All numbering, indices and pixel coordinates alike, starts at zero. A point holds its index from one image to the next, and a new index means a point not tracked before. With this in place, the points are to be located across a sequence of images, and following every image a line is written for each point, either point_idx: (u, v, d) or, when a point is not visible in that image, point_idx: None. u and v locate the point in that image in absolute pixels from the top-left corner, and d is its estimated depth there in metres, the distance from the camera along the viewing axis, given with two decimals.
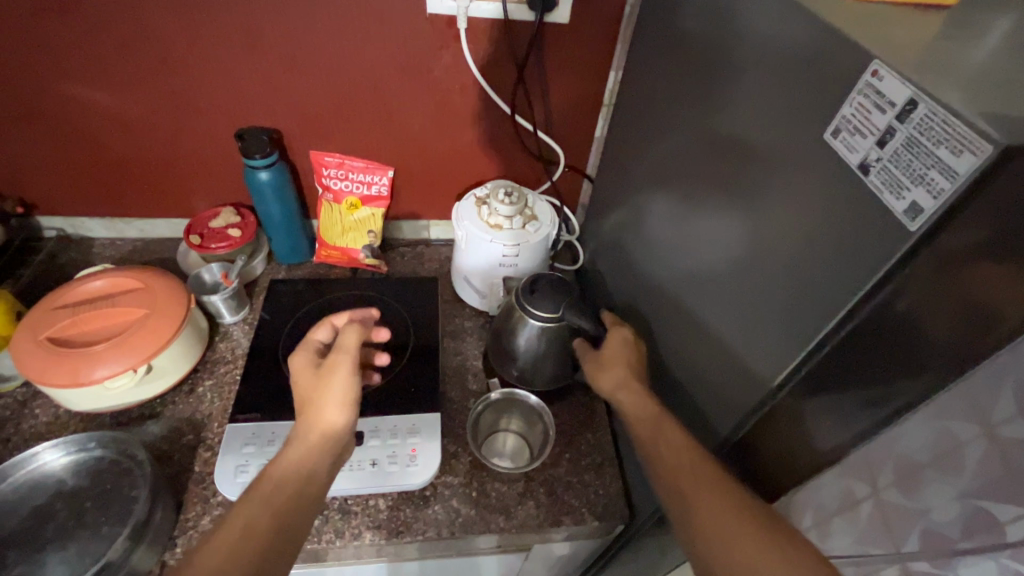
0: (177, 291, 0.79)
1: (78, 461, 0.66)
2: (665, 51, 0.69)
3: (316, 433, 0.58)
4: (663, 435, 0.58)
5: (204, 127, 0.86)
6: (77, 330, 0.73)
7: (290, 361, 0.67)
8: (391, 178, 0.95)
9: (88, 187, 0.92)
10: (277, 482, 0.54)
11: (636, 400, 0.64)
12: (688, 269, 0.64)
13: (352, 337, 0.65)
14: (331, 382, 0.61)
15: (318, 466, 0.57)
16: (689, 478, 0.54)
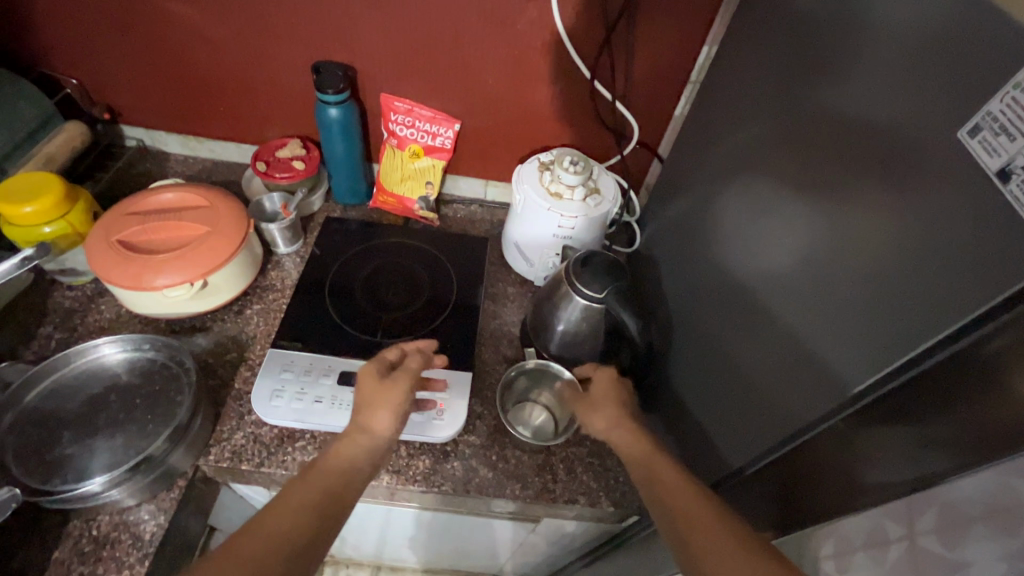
0: (239, 214, 0.81)
1: (134, 360, 0.70)
2: (771, 25, 0.62)
3: (362, 441, 0.59)
4: (656, 465, 0.57)
5: (282, 55, 0.87)
6: (145, 237, 0.76)
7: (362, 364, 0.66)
8: (457, 132, 0.94)
9: (170, 102, 0.95)
10: (313, 485, 0.53)
11: (627, 444, 0.62)
12: (759, 268, 0.59)
13: (417, 360, 0.67)
14: (390, 396, 0.63)
15: (353, 478, 0.56)
16: (686, 507, 0.51)
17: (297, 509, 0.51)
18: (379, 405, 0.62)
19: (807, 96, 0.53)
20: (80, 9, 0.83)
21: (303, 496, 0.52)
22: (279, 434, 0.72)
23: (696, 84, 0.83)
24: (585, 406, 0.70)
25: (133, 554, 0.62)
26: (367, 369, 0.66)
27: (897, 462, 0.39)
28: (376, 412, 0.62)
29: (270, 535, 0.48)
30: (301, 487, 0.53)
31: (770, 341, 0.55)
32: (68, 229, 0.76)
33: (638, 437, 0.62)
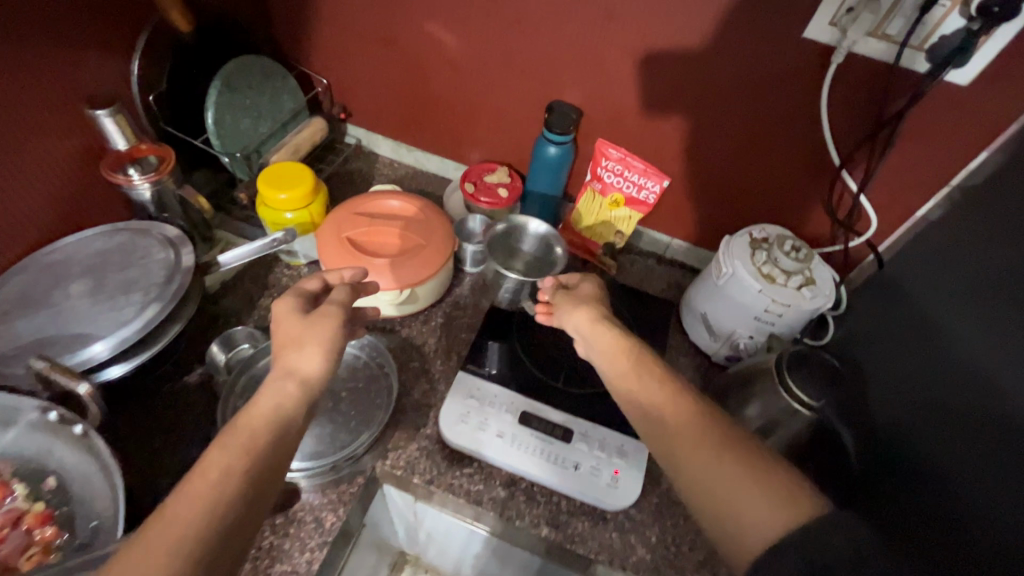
0: (448, 233, 0.85)
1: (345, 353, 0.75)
2: None
3: (289, 384, 0.55)
4: (651, 376, 0.60)
5: (513, 88, 0.90)
6: (367, 239, 0.82)
7: (274, 302, 0.61)
8: (664, 189, 0.89)
9: (397, 112, 1.03)
10: (255, 429, 0.51)
11: (616, 355, 0.64)
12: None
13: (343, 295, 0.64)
14: (311, 334, 0.58)
15: (288, 420, 0.53)
16: (680, 424, 0.55)
17: (242, 455, 0.48)
18: (302, 345, 0.58)
19: None
20: (354, 24, 0.92)
21: (247, 437, 0.50)
22: (450, 456, 0.73)
23: (954, 188, 0.74)
24: (565, 299, 0.73)
25: (316, 539, 0.66)
26: (283, 305, 0.61)
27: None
28: (299, 350, 0.57)
29: (219, 489, 0.45)
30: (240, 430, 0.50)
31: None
32: (306, 217, 0.84)
33: (624, 336, 0.65)
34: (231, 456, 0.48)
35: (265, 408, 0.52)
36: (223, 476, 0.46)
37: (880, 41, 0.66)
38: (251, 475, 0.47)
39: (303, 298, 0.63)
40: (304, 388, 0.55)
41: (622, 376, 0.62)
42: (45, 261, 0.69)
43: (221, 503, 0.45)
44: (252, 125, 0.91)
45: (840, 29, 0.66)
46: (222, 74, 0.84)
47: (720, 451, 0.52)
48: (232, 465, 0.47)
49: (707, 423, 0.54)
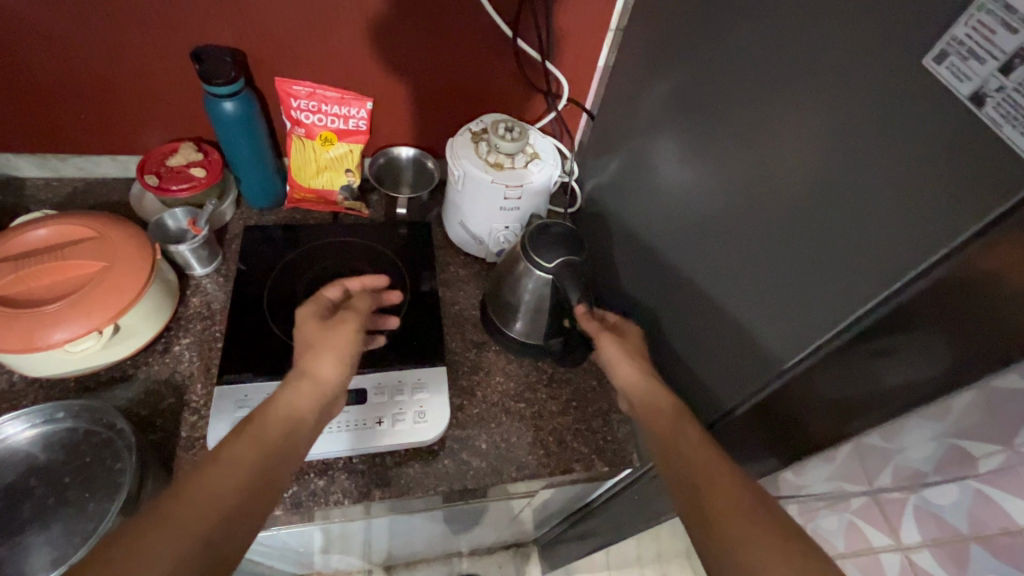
0: (137, 235, 0.69)
1: (48, 433, 0.59)
2: None
3: (309, 383, 0.58)
4: (670, 422, 0.58)
5: (149, 44, 0.74)
6: (26, 288, 0.64)
7: (298, 311, 0.66)
8: (370, 111, 0.83)
9: (14, 118, 0.78)
10: (268, 421, 0.53)
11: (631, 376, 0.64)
12: (715, 203, 0.60)
13: (362, 307, 0.69)
14: (336, 343, 0.62)
15: (307, 418, 0.55)
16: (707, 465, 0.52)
17: (257, 440, 0.50)
18: (319, 350, 0.61)
19: (734, 32, 0.54)
20: None
21: (266, 427, 0.52)
22: None
23: (618, 31, 0.81)
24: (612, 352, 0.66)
25: None
26: (306, 310, 0.66)
27: (947, 341, 0.39)
28: (315, 354, 0.61)
29: (229, 468, 0.47)
30: (257, 421, 0.53)
31: (751, 251, 0.56)
32: None
33: (663, 388, 0.63)
34: (251, 438, 0.50)
35: (281, 405, 0.55)
36: (237, 457, 0.48)
37: None
38: (267, 460, 0.49)
39: (326, 306, 0.68)
40: (322, 387, 0.59)
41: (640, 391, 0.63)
42: None
43: (231, 483, 0.46)
44: None
45: None
46: None
47: (728, 503, 0.48)
48: (242, 451, 0.49)
49: (729, 473, 0.51)
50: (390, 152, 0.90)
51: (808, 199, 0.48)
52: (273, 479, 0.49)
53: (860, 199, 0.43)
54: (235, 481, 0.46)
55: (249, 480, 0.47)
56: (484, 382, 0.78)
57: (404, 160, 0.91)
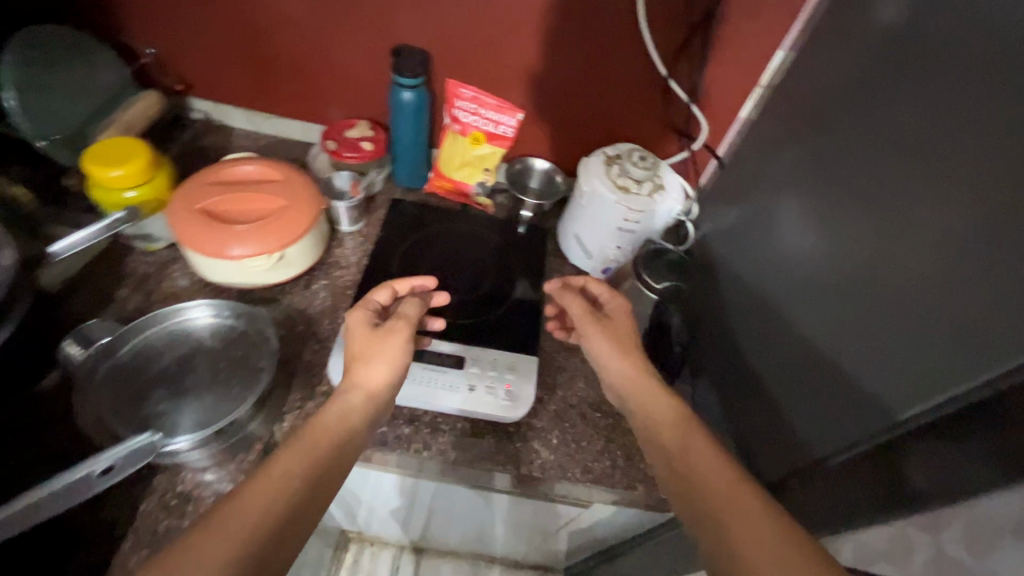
0: (314, 190, 0.83)
1: (219, 326, 0.72)
2: (847, 35, 0.64)
3: (357, 396, 0.62)
4: (671, 437, 0.59)
5: (360, 36, 0.89)
6: (226, 208, 0.79)
7: (349, 316, 0.69)
8: (519, 122, 0.93)
9: (243, 78, 0.97)
10: (320, 434, 0.57)
11: (626, 375, 0.66)
12: (832, 258, 0.61)
13: (411, 310, 0.69)
14: (377, 350, 0.65)
15: (355, 432, 0.60)
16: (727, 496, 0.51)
17: (309, 453, 0.55)
18: (368, 360, 0.64)
19: (878, 98, 0.56)
20: None
21: (318, 442, 0.57)
22: None
23: (763, 88, 0.84)
24: (597, 333, 0.70)
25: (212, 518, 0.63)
26: (357, 317, 0.69)
27: (996, 456, 0.37)
28: (365, 363, 0.64)
29: (281, 480, 0.52)
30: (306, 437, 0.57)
31: (861, 312, 0.55)
32: (150, 195, 0.78)
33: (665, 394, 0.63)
34: (298, 454, 0.55)
35: (332, 421, 0.59)
36: (289, 469, 0.53)
37: None
38: (315, 472, 0.54)
39: (376, 310, 0.71)
40: (372, 403, 0.63)
41: (637, 386, 0.65)
42: None
43: (283, 493, 0.51)
44: (66, 100, 0.81)
45: None
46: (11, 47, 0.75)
47: (733, 526, 0.49)
48: (294, 463, 0.53)
49: (733, 491, 0.51)
50: (527, 160, 1.00)
51: (924, 264, 0.48)
52: (319, 488, 0.53)
53: (977, 271, 0.42)
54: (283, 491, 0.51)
55: (299, 492, 0.52)
56: (566, 384, 0.83)
57: (536, 170, 1.00)
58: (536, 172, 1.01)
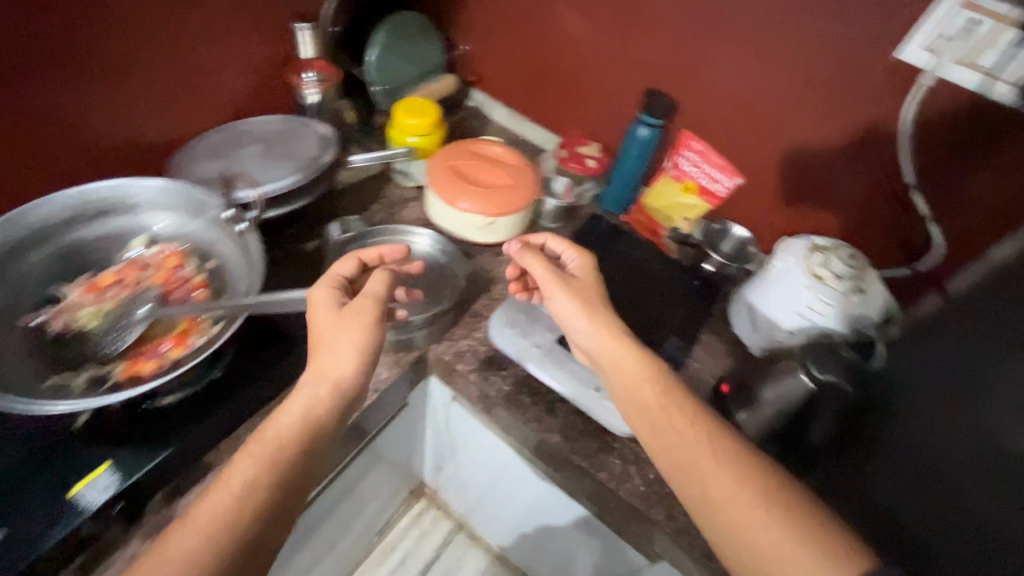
0: (535, 184, 0.99)
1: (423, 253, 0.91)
2: None
3: (325, 387, 0.62)
4: (666, 410, 0.63)
5: (625, 74, 1.03)
6: (469, 171, 0.98)
7: (312, 291, 0.68)
8: (735, 186, 0.99)
9: (517, 84, 1.18)
10: (278, 436, 0.59)
11: (614, 349, 0.69)
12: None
13: (378, 285, 0.67)
14: (336, 335, 0.64)
15: (316, 428, 0.61)
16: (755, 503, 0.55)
17: (269, 457, 0.58)
18: (331, 347, 0.64)
19: None
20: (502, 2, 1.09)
21: (276, 447, 0.58)
22: (489, 359, 0.87)
23: None
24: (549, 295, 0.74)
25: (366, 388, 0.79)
26: (322, 295, 0.68)
27: None
28: (331, 351, 0.64)
29: (235, 497, 0.54)
30: (266, 440, 0.59)
31: None
32: (423, 145, 1.01)
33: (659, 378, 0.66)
34: (251, 459, 0.57)
35: (292, 419, 0.61)
36: (250, 480, 0.55)
37: (969, 71, 0.72)
38: (275, 479, 0.57)
39: (339, 286, 0.70)
40: (342, 389, 0.63)
41: (623, 356, 0.69)
42: (238, 130, 0.92)
43: (244, 506, 0.54)
44: (401, 65, 1.09)
45: (934, 56, 0.74)
46: (390, 20, 1.04)
47: (758, 501, 0.55)
48: (251, 477, 0.56)
49: (741, 455, 0.58)
50: (727, 225, 1.03)
51: None
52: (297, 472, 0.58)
53: None
54: (252, 496, 0.55)
55: (266, 499, 0.55)
56: None
57: (733, 236, 1.02)
58: (731, 237, 1.03)
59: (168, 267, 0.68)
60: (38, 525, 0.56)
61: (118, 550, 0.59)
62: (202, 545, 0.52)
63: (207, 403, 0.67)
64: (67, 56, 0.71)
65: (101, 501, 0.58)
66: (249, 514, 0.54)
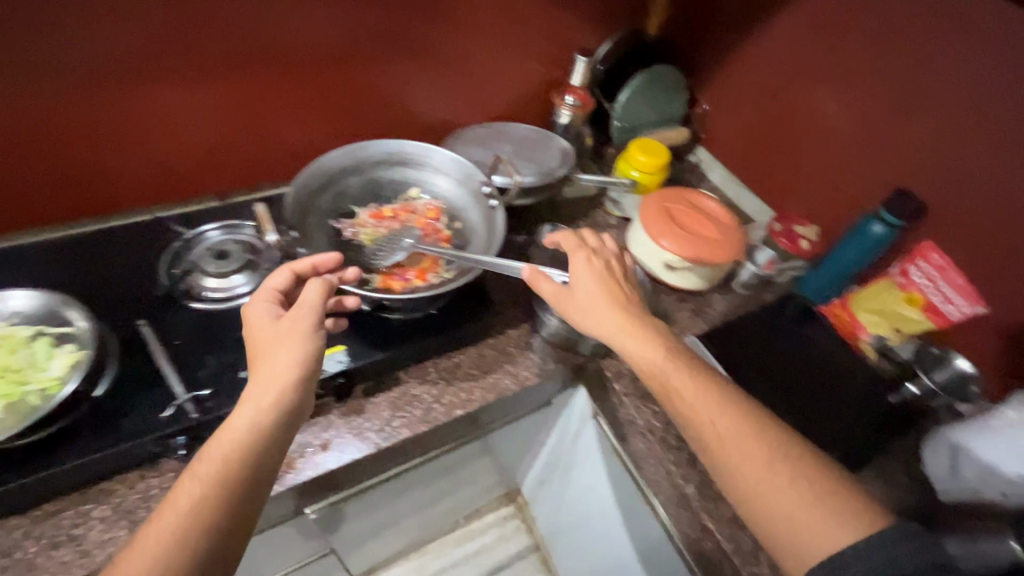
0: (740, 247, 1.00)
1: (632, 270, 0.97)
2: None
3: (269, 398, 0.57)
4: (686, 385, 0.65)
5: (873, 168, 0.99)
6: (679, 217, 1.02)
7: (246, 311, 0.63)
8: (974, 314, 0.87)
9: (748, 152, 1.20)
10: (225, 456, 0.53)
11: (642, 342, 0.69)
12: None
13: (314, 295, 0.63)
14: (278, 345, 0.59)
15: (269, 446, 0.55)
16: (752, 468, 0.58)
17: (216, 476, 0.52)
18: (274, 356, 0.59)
19: None
20: (759, 72, 1.12)
21: (222, 460, 0.53)
22: (645, 392, 0.89)
23: None
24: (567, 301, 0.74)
25: (532, 371, 0.88)
26: (258, 313, 0.63)
27: None
28: (271, 359, 0.59)
29: (182, 516, 0.50)
30: (212, 458, 0.53)
31: None
32: (642, 181, 1.09)
33: (661, 350, 0.68)
34: (206, 466, 0.52)
35: (236, 435, 0.55)
36: (201, 500, 0.51)
37: None
38: (228, 497, 0.52)
39: (275, 300, 0.65)
40: (280, 408, 0.57)
41: (664, 360, 0.67)
42: (498, 128, 1.10)
43: (193, 529, 0.49)
44: (646, 111, 1.18)
45: None
46: (650, 68, 1.13)
47: (761, 452, 0.59)
48: (208, 496, 0.51)
49: (756, 425, 0.61)
50: (949, 353, 0.90)
51: None
52: (259, 480, 0.54)
53: None
54: (211, 500, 0.51)
55: (235, 514, 0.52)
56: None
57: (952, 367, 0.89)
58: (949, 367, 0.89)
59: (427, 217, 0.82)
60: None
61: (323, 414, 0.76)
62: (146, 555, 0.47)
63: (420, 331, 0.79)
64: (408, 48, 0.94)
65: (336, 370, 0.72)
66: (211, 531, 0.50)
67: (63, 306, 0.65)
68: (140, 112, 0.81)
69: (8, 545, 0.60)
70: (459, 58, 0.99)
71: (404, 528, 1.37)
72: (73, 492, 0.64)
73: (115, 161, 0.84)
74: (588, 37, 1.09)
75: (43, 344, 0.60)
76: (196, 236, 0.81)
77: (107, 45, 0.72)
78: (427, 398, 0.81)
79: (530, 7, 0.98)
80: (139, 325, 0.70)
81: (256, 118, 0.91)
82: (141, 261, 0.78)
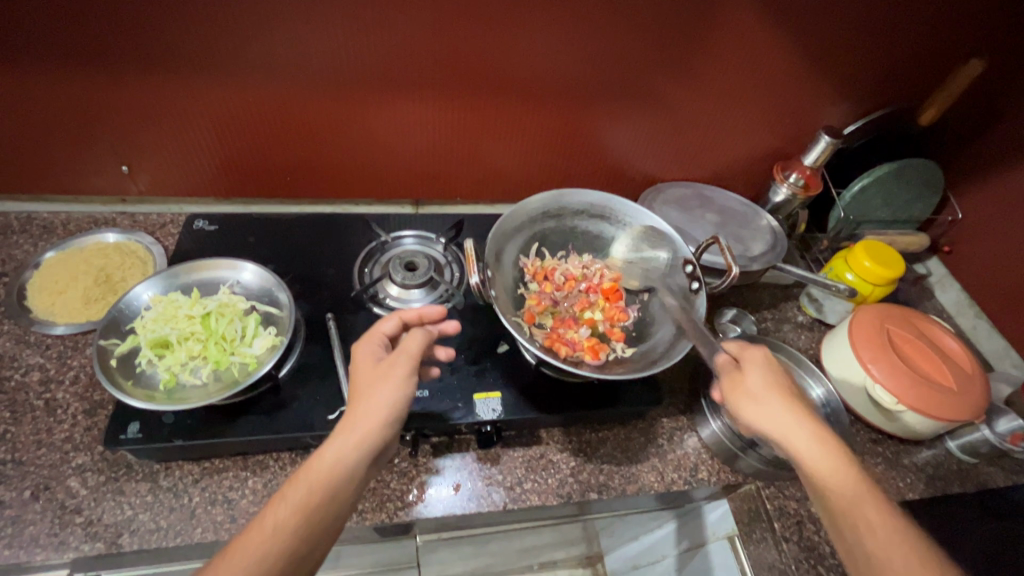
0: (983, 406, 0.80)
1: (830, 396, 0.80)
2: None
3: (352, 442, 0.53)
4: (882, 532, 0.51)
5: None
6: (907, 347, 0.84)
7: (353, 351, 0.61)
8: None
9: (1006, 283, 0.97)
10: (312, 484, 0.52)
11: (834, 461, 0.54)
12: None
13: (417, 343, 0.59)
14: (375, 388, 0.56)
15: (349, 482, 0.53)
16: (892, 550, 0.50)
17: (300, 504, 0.51)
18: (365, 396, 0.56)
19: None
20: None
21: (307, 489, 0.52)
22: (811, 545, 0.74)
23: None
24: (732, 385, 0.61)
25: (680, 474, 0.78)
26: (364, 350, 0.60)
27: None
28: (361, 399, 0.56)
29: (270, 538, 0.49)
30: (300, 484, 0.52)
31: None
32: (858, 287, 0.92)
33: (812, 418, 0.57)
34: (289, 502, 0.51)
35: (324, 466, 0.53)
36: (282, 525, 0.50)
37: None
38: (309, 524, 0.51)
39: (382, 343, 0.62)
40: (366, 447, 0.54)
41: (812, 434, 0.56)
42: (703, 191, 1.03)
43: (270, 555, 0.49)
44: (881, 206, 1.01)
45: None
46: (905, 160, 0.94)
47: (899, 528, 0.51)
48: (290, 525, 0.50)
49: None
50: None
51: None
52: (330, 520, 0.52)
53: None
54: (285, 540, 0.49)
55: (304, 548, 0.50)
56: None
57: None
58: None
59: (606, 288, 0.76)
60: (446, 402, 0.71)
61: (459, 451, 0.74)
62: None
63: (574, 401, 0.74)
64: (629, 95, 0.90)
65: (487, 418, 0.70)
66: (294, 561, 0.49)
67: (276, 286, 0.70)
68: (369, 110, 0.86)
69: (179, 487, 0.66)
70: (677, 114, 0.93)
71: (479, 559, 1.33)
72: (237, 455, 0.69)
73: (340, 150, 0.91)
74: (832, 113, 0.95)
75: (252, 321, 0.65)
76: (393, 241, 0.85)
77: (370, 53, 0.78)
78: (563, 468, 0.75)
79: (773, 73, 0.88)
80: (328, 318, 0.72)
81: (469, 133, 0.92)
82: (340, 252, 0.83)
